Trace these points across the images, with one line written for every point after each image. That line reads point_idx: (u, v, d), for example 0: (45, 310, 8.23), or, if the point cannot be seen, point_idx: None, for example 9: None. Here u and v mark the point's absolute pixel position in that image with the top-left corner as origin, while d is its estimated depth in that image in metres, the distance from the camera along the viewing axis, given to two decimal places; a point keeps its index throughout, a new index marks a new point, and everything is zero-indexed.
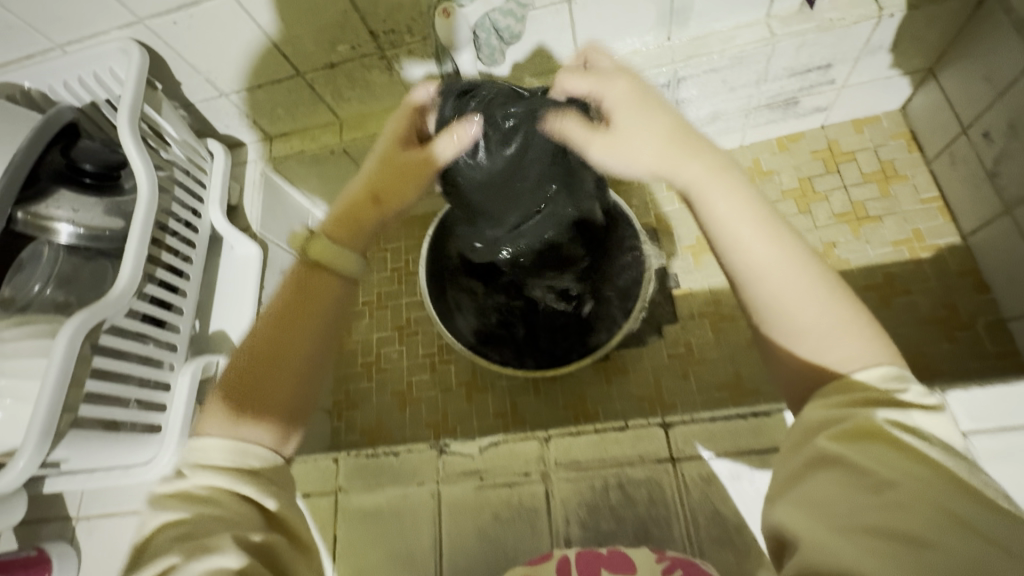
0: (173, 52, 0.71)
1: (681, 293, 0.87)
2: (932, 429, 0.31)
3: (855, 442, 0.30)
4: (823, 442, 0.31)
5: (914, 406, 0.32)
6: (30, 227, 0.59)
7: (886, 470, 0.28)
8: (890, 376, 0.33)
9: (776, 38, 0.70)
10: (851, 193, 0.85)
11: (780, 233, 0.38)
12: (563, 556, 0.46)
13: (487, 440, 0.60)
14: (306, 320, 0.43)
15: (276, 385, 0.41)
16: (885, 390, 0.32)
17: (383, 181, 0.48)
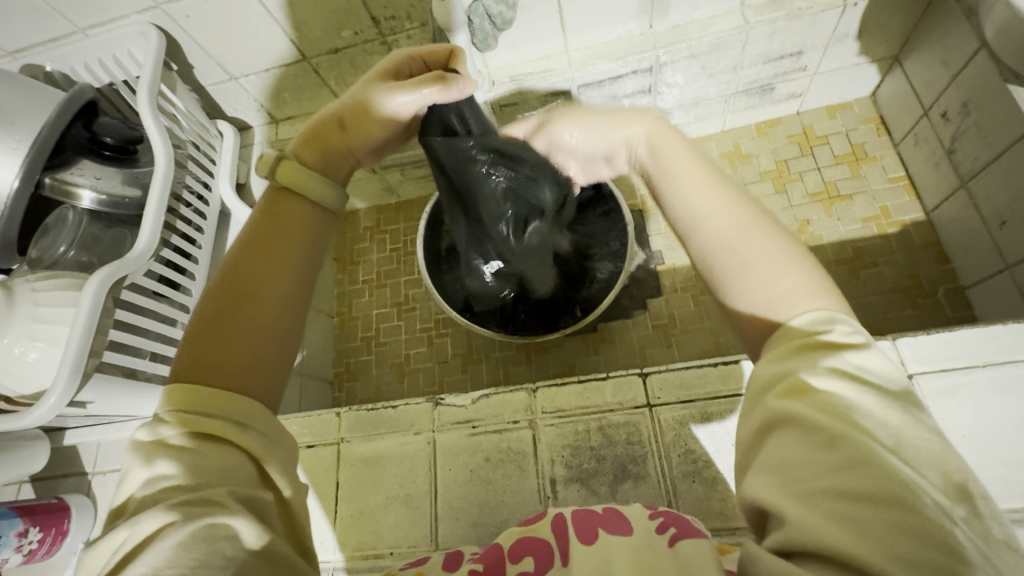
0: (187, 36, 0.76)
1: (665, 268, 0.92)
2: (869, 372, 0.30)
3: (804, 396, 0.29)
4: (772, 401, 0.30)
5: (845, 346, 0.31)
6: (56, 192, 0.64)
7: (836, 423, 0.27)
8: (826, 317, 0.32)
9: (750, 25, 0.75)
10: (824, 174, 0.90)
11: (720, 183, 0.39)
12: (558, 515, 0.47)
13: (479, 392, 0.65)
14: (283, 260, 0.42)
15: (251, 324, 0.38)
16: (811, 332, 0.32)
17: (353, 108, 0.49)
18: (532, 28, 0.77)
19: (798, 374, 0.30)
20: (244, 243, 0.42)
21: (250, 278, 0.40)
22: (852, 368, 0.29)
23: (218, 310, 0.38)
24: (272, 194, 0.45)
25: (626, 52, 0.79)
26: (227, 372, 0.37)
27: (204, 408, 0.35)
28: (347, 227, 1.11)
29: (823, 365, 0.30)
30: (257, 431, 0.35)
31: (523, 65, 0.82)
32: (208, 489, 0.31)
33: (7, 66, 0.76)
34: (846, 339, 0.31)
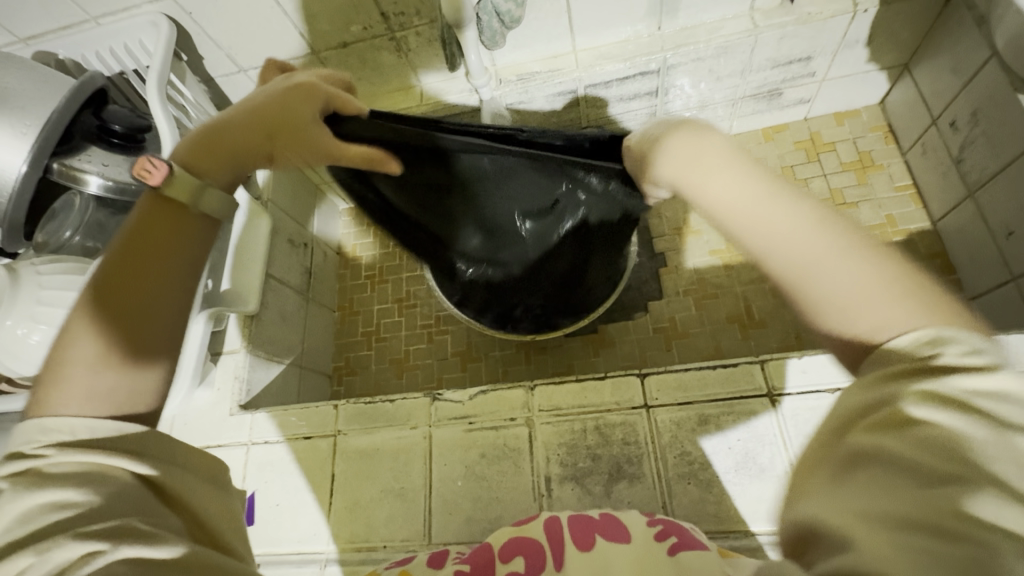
0: (199, 28, 0.76)
1: (667, 270, 0.92)
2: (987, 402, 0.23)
3: (906, 429, 0.23)
4: (856, 436, 0.25)
5: (953, 371, 0.25)
6: (64, 177, 0.64)
7: (933, 456, 0.22)
8: (933, 340, 0.26)
9: (758, 29, 0.75)
10: (830, 181, 0.90)
11: (796, 206, 0.33)
12: (554, 518, 0.47)
13: (476, 389, 0.65)
14: (156, 257, 0.35)
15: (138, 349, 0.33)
16: (919, 359, 0.26)
17: (282, 140, 0.43)
18: (540, 27, 0.77)
19: (908, 397, 0.25)
20: (121, 258, 0.34)
21: (135, 299, 0.34)
22: (961, 393, 0.23)
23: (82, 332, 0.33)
24: (150, 204, 0.37)
25: (634, 52, 0.79)
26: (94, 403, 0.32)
27: (121, 437, 0.31)
28: (351, 221, 1.11)
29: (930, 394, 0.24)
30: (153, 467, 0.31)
31: (531, 62, 0.82)
32: (124, 517, 0.27)
33: (19, 52, 0.77)
34: (960, 363, 0.25)
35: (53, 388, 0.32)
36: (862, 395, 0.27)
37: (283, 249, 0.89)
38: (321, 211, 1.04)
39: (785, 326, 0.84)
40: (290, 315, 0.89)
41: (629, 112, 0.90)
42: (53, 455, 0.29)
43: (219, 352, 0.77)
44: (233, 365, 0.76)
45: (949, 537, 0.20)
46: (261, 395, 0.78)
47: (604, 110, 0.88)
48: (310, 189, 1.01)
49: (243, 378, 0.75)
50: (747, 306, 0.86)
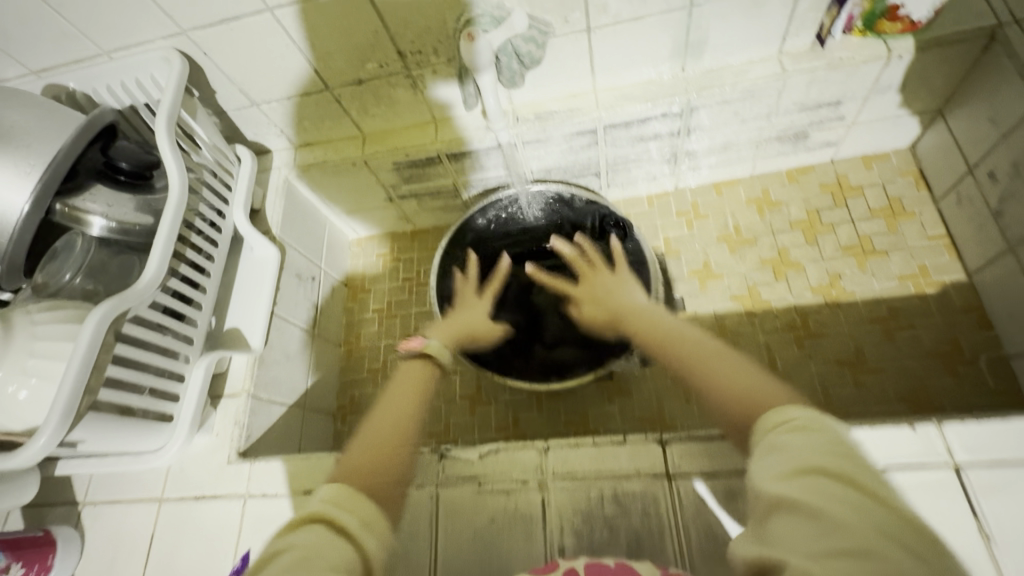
0: (212, 64, 0.75)
1: (687, 315, 0.88)
2: (845, 442, 0.36)
3: (796, 479, 0.33)
4: (771, 483, 0.35)
5: (822, 426, 0.37)
6: (66, 219, 0.63)
7: (828, 498, 0.31)
8: (786, 410, 0.39)
9: (787, 73, 0.73)
10: (858, 227, 0.86)
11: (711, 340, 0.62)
12: (572, 569, 0.42)
13: (488, 446, 0.62)
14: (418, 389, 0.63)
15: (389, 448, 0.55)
16: (807, 424, 0.37)
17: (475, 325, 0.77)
18: (561, 67, 0.75)
19: (798, 463, 0.34)
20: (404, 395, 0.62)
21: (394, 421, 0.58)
22: (838, 449, 0.35)
23: (373, 440, 0.56)
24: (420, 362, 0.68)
25: (657, 94, 0.77)
26: (367, 479, 0.52)
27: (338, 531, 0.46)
28: (360, 253, 1.10)
29: (782, 429, 0.38)
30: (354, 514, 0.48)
31: (549, 102, 0.80)
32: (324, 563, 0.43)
33: (30, 85, 0.76)
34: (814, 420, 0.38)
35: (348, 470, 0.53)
36: (769, 466, 0.36)
37: (290, 284, 0.87)
38: (329, 243, 1.02)
39: (812, 382, 0.79)
40: (295, 354, 0.86)
41: (648, 153, 0.87)
42: (311, 508, 0.48)
43: (220, 396, 0.74)
44: (233, 411, 0.73)
45: (855, 556, 0.28)
46: (260, 441, 0.75)
47: (623, 149, 0.86)
48: (318, 223, 0.98)
49: (243, 424, 0.72)
50: (771, 357, 0.82)
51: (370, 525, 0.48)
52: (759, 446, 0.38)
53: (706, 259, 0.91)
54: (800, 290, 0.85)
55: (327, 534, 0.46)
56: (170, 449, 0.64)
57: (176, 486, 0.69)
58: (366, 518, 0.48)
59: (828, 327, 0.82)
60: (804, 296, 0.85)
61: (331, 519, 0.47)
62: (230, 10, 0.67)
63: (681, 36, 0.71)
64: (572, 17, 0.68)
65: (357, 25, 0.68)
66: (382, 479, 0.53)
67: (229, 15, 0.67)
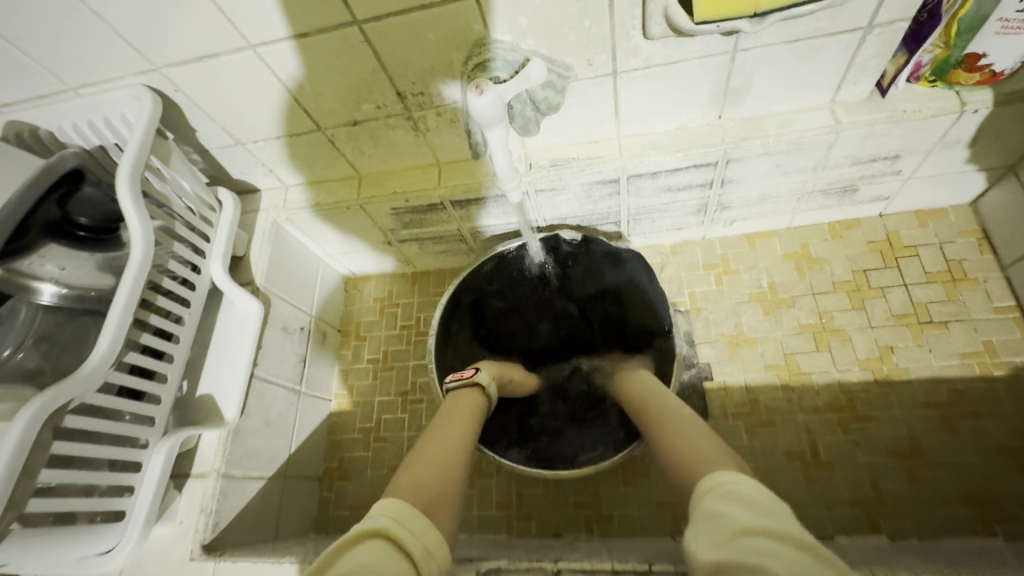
0: (190, 101, 0.67)
1: (715, 386, 0.79)
2: (761, 497, 0.38)
3: (733, 544, 0.35)
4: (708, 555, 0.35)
5: (743, 487, 0.39)
6: (11, 285, 0.54)
7: (765, 560, 0.32)
8: (726, 474, 0.41)
9: (841, 126, 0.63)
10: (911, 293, 0.77)
11: None
12: None
13: (487, 564, 0.53)
14: (465, 420, 0.59)
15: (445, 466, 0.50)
16: (731, 487, 0.39)
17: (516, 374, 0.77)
18: (581, 111, 0.66)
19: (731, 526, 0.36)
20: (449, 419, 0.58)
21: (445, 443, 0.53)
22: (761, 506, 0.37)
23: (429, 456, 0.51)
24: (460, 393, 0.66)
25: (689, 143, 0.68)
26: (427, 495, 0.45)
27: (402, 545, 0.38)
28: (356, 296, 1.01)
29: (711, 497, 0.39)
30: (416, 535, 0.40)
31: (567, 147, 0.72)
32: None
33: None
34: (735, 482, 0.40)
35: (402, 484, 0.45)
36: (707, 533, 0.37)
37: (275, 340, 0.79)
38: (321, 287, 0.94)
39: (859, 474, 0.70)
40: (277, 418, 0.78)
41: (675, 203, 0.78)
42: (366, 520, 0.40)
43: (186, 475, 0.66)
44: (200, 494, 0.64)
45: None
46: (230, 527, 0.66)
47: (648, 200, 0.77)
48: (309, 266, 0.90)
49: (210, 511, 0.64)
50: (811, 441, 0.72)
51: (435, 552, 0.40)
52: (694, 514, 0.39)
53: (737, 321, 0.82)
54: (844, 363, 0.75)
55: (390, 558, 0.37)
56: (122, 552, 0.55)
57: None
58: (427, 544, 0.40)
59: (877, 409, 0.72)
60: (850, 371, 0.75)
61: (392, 539, 0.38)
62: (208, 47, 0.59)
63: (720, 82, 0.62)
64: (596, 61, 0.59)
65: (352, 65, 0.60)
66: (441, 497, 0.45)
67: (206, 53, 0.59)
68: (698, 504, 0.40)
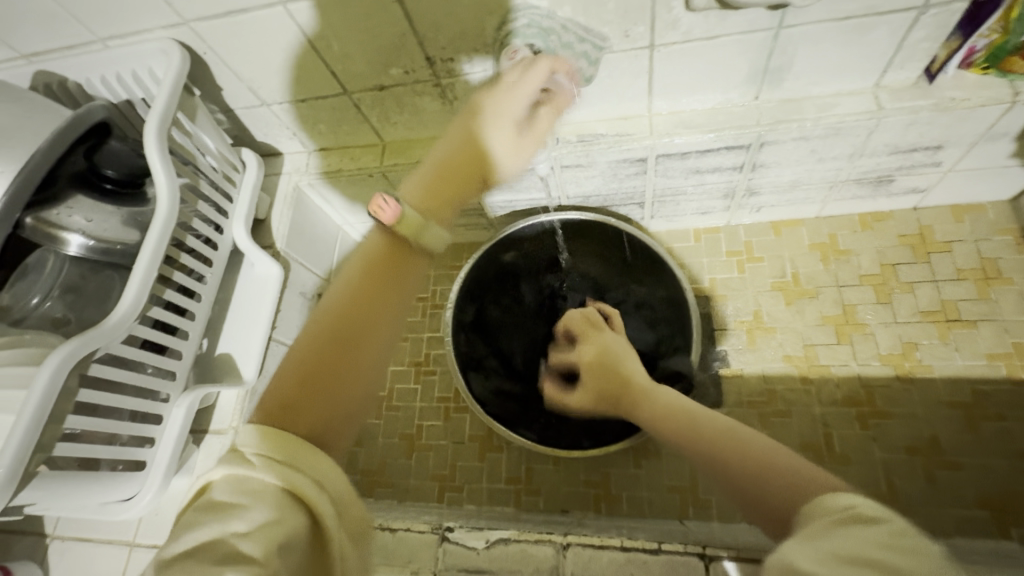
0: (218, 58, 0.66)
1: (730, 373, 0.78)
2: (884, 515, 0.28)
3: (846, 567, 0.25)
4: (803, 565, 0.26)
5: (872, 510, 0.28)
6: (37, 234, 0.55)
7: None
8: (848, 496, 0.30)
9: (884, 112, 0.61)
10: (941, 289, 0.75)
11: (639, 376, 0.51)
12: None
13: (497, 533, 0.54)
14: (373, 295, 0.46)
15: (342, 387, 0.44)
16: (877, 517, 0.28)
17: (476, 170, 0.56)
18: (613, 86, 0.65)
19: (843, 549, 0.26)
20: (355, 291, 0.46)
21: (354, 329, 0.45)
22: (888, 533, 0.27)
23: (308, 361, 0.44)
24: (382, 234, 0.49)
25: (723, 123, 0.66)
26: (315, 420, 0.42)
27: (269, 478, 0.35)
28: None
29: (840, 517, 0.29)
30: (307, 471, 0.36)
31: (596, 122, 0.70)
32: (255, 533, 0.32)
33: (20, 70, 0.68)
34: (867, 509, 0.29)
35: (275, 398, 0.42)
36: (811, 546, 0.27)
37: (293, 305, 0.79)
38: (339, 255, 0.94)
39: (874, 469, 0.69)
40: None
41: (702, 186, 0.77)
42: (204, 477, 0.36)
43: (204, 432, 0.67)
44: (217, 450, 0.66)
45: None
46: None
47: (674, 181, 0.75)
48: (327, 233, 0.90)
49: None
50: (826, 433, 0.72)
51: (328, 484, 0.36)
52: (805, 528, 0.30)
53: (758, 309, 0.81)
54: (866, 357, 0.74)
55: (290, 514, 0.33)
56: (141, 500, 0.56)
57: (150, 531, 0.63)
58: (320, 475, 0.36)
59: (896, 405, 0.71)
60: (870, 365, 0.74)
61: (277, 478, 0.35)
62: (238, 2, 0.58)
63: (761, 61, 0.60)
64: (634, 32, 0.57)
65: (382, 24, 0.59)
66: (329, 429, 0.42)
67: (236, 8, 0.58)
68: (814, 519, 0.30)
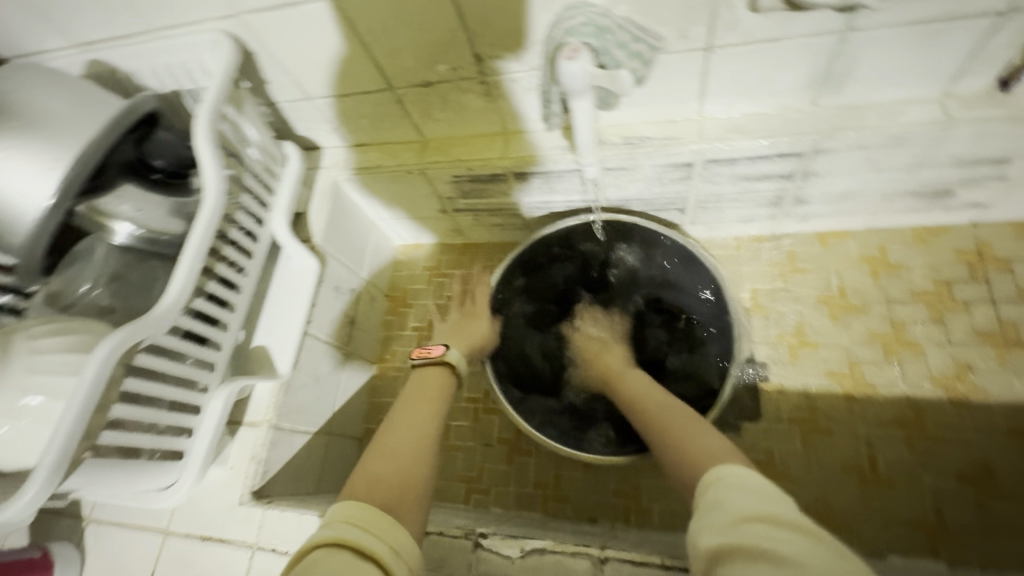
0: (266, 50, 0.66)
1: (770, 387, 0.76)
2: (749, 478, 0.38)
3: (734, 530, 0.34)
4: (712, 540, 0.34)
5: (741, 472, 0.38)
6: (89, 222, 0.56)
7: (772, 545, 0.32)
8: (726, 466, 0.40)
9: (952, 121, 0.58)
10: (1000, 309, 0.71)
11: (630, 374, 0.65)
12: None
13: (533, 543, 0.53)
14: (431, 405, 0.54)
15: (412, 466, 0.47)
16: (744, 476, 0.38)
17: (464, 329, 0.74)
18: (664, 87, 0.63)
19: (728, 513, 0.35)
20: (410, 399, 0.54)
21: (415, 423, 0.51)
22: (756, 488, 0.37)
23: (383, 445, 0.48)
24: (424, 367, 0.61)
25: (778, 129, 0.63)
26: (390, 490, 0.44)
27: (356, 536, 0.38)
28: (405, 263, 1.01)
29: (718, 483, 0.38)
30: (380, 537, 0.39)
31: (642, 125, 0.69)
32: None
33: (73, 58, 0.69)
34: (737, 473, 0.38)
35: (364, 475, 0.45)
36: (711, 517, 0.36)
37: (328, 299, 0.79)
38: (372, 251, 0.94)
39: (921, 495, 0.66)
40: (325, 376, 0.79)
41: (749, 193, 0.74)
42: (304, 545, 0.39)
43: (239, 423, 0.67)
44: (251, 443, 0.66)
45: None
46: (278, 477, 0.68)
47: (720, 187, 0.73)
48: (363, 229, 0.90)
49: (260, 460, 0.65)
50: (871, 454, 0.69)
51: (402, 551, 0.39)
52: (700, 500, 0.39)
53: (801, 323, 0.78)
54: (916, 377, 0.71)
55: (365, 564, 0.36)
56: (178, 489, 0.57)
57: (183, 520, 0.63)
58: (392, 541, 0.39)
59: (948, 429, 0.68)
60: (920, 386, 0.71)
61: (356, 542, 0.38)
62: None
63: (823, 65, 0.57)
64: (692, 32, 0.55)
65: (431, 19, 0.58)
66: (405, 496, 0.44)
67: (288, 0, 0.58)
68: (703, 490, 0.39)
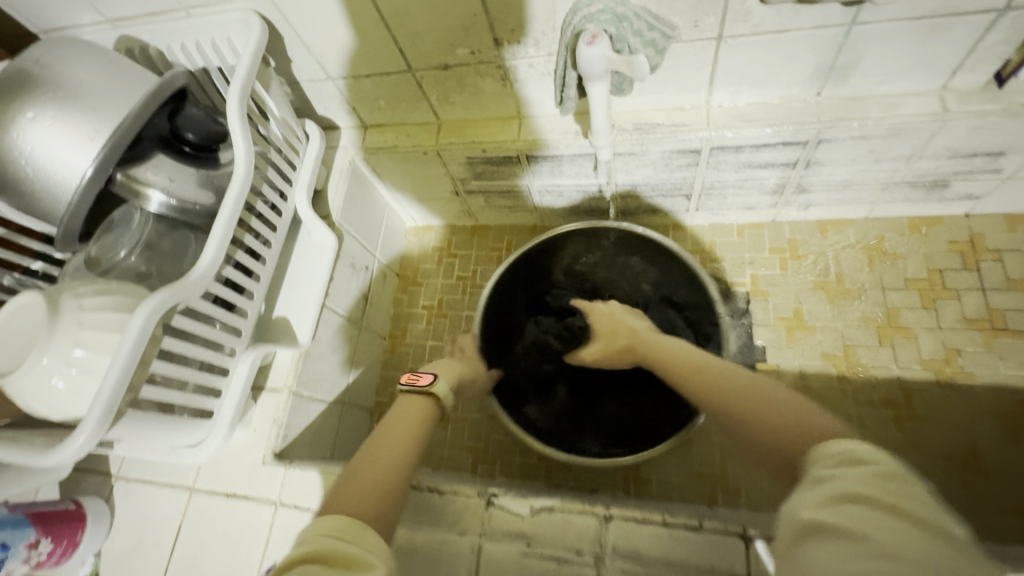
0: (292, 30, 0.68)
1: (767, 368, 0.79)
2: (864, 451, 0.34)
3: (835, 506, 0.31)
4: (806, 513, 0.32)
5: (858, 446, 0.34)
6: (125, 190, 0.58)
7: (880, 532, 0.29)
8: (845, 439, 0.35)
9: (949, 114, 0.61)
10: (989, 297, 0.75)
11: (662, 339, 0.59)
12: None
13: (542, 501, 0.56)
14: (414, 426, 0.50)
15: (386, 480, 0.43)
16: (859, 451, 0.34)
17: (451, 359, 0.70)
18: (675, 75, 0.66)
19: (828, 488, 0.32)
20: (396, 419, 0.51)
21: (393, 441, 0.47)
22: (871, 466, 0.33)
23: (366, 454, 0.46)
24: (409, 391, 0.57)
25: (783, 118, 0.66)
26: (366, 503, 0.41)
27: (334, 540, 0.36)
28: (416, 243, 1.04)
29: (834, 458, 0.34)
30: (352, 542, 0.37)
31: (653, 112, 0.71)
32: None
33: (105, 34, 0.71)
34: (852, 450, 0.34)
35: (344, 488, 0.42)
36: (806, 492, 0.33)
37: (344, 274, 0.82)
38: (385, 230, 0.97)
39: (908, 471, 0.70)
40: (340, 348, 0.82)
41: (753, 180, 0.77)
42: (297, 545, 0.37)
43: (261, 389, 0.71)
44: (273, 407, 0.69)
45: None
46: (298, 440, 0.72)
47: (725, 174, 0.76)
48: (378, 208, 0.93)
49: (281, 424, 0.69)
50: (862, 433, 0.73)
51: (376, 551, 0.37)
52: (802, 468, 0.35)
53: (799, 307, 0.81)
54: (906, 360, 0.75)
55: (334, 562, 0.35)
56: (207, 446, 0.60)
57: (208, 478, 0.67)
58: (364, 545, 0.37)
59: (934, 410, 0.72)
60: (910, 368, 0.74)
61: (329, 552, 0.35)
62: None
63: (829, 57, 0.60)
64: (704, 22, 0.58)
65: (454, 4, 0.60)
66: (380, 508, 0.41)
67: None
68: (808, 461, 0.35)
